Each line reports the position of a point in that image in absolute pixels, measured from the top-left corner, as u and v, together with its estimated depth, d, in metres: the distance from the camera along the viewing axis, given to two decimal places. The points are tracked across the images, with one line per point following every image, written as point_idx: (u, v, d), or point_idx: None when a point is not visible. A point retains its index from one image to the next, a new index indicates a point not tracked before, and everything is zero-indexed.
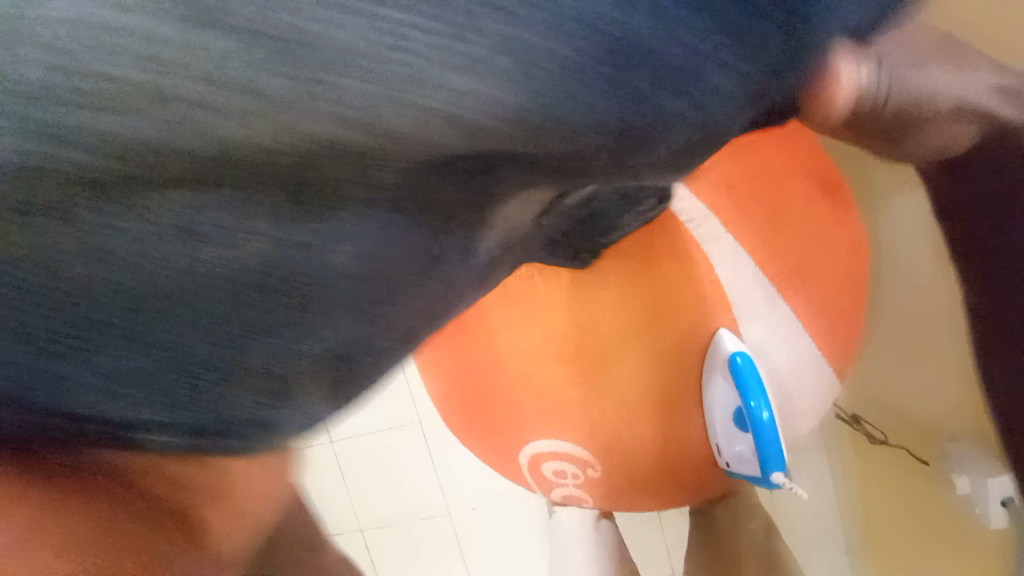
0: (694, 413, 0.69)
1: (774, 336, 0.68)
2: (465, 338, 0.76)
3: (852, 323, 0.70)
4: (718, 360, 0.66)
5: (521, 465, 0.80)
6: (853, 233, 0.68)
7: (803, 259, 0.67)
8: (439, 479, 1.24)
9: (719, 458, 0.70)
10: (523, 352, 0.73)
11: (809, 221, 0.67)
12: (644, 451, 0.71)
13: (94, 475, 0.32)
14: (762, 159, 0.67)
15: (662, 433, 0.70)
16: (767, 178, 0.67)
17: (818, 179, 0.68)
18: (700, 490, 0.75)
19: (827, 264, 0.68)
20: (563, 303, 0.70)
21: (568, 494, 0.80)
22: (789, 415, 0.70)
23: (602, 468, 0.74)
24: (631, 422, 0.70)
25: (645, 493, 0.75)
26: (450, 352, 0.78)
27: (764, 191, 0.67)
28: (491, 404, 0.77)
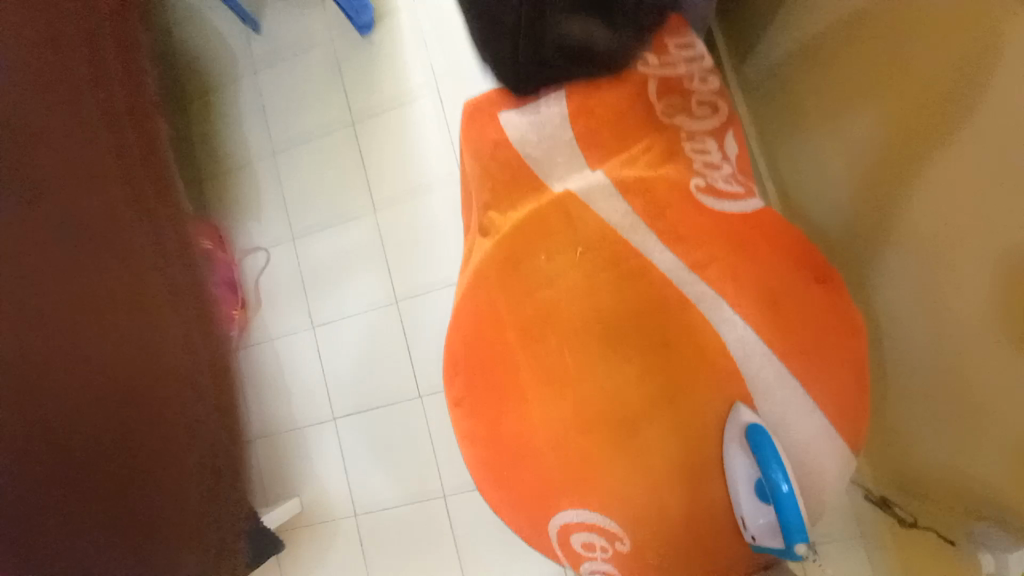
0: (713, 482, 0.73)
1: (788, 411, 0.73)
2: (500, 405, 0.85)
3: (861, 399, 0.76)
4: (734, 426, 0.72)
5: (552, 539, 0.82)
6: (847, 321, 0.77)
7: (804, 338, 0.75)
8: (460, 561, 1.22)
9: (744, 532, 0.71)
10: (552, 427, 0.80)
11: (798, 310, 0.76)
12: (670, 522, 0.74)
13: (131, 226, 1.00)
14: (752, 253, 0.79)
15: (684, 504, 0.74)
16: (756, 273, 0.78)
17: (812, 273, 0.79)
18: (731, 568, 0.75)
19: (830, 347, 0.75)
20: (589, 382, 0.79)
21: (597, 570, 0.80)
22: (808, 486, 0.73)
23: (630, 541, 0.76)
24: (655, 494, 0.74)
25: (676, 569, 0.76)
26: (488, 419, 0.86)
27: (759, 283, 0.77)
28: (523, 472, 0.82)
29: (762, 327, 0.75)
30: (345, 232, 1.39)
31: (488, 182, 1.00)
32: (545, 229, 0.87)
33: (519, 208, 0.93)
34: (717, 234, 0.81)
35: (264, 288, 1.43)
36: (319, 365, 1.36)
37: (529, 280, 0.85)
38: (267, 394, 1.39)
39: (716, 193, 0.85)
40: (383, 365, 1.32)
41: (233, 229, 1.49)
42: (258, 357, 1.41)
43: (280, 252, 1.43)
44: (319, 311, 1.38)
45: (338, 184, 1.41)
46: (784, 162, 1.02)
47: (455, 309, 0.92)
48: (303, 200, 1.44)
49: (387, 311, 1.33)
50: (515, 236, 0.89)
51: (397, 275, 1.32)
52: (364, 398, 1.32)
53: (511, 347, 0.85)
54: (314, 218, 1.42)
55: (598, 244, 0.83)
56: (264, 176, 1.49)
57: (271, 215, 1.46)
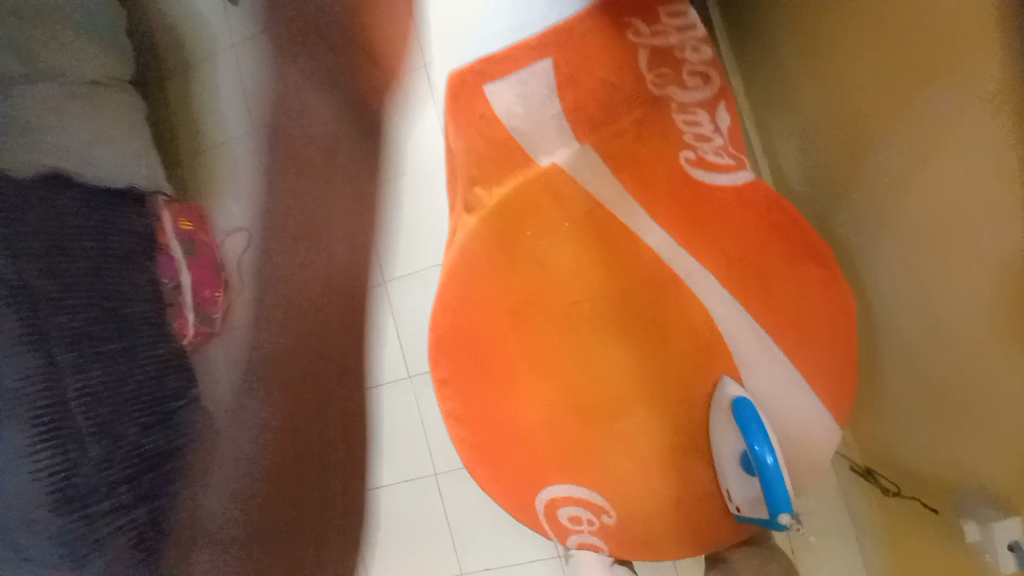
0: (699, 456, 0.73)
1: (775, 384, 0.73)
2: (488, 384, 0.84)
3: (849, 373, 0.75)
4: (720, 401, 0.72)
5: (539, 513, 0.82)
6: (836, 295, 0.76)
7: (793, 312, 0.74)
8: (452, 535, 1.23)
9: (729, 503, 0.72)
10: (540, 404, 0.79)
11: (786, 283, 0.76)
12: (654, 495, 0.75)
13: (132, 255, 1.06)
14: (741, 227, 0.78)
15: (668, 478, 0.74)
16: (745, 247, 0.77)
17: (802, 247, 0.78)
18: (715, 539, 0.76)
19: (818, 320, 0.75)
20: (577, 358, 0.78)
21: (584, 543, 0.81)
22: (794, 459, 0.73)
23: (617, 514, 0.77)
24: (640, 468, 0.75)
25: (662, 541, 0.76)
26: (475, 398, 0.85)
27: (747, 258, 0.76)
28: (511, 449, 0.82)
29: (749, 302, 0.74)
30: (333, 211, 1.38)
31: (472, 157, 0.97)
32: (532, 204, 0.85)
33: (503, 183, 0.90)
34: (706, 208, 0.79)
35: (251, 269, 1.42)
36: (308, 346, 1.37)
37: (516, 257, 0.84)
38: (253, 377, 1.38)
39: (705, 166, 0.82)
40: (374, 343, 1.34)
41: (215, 211, 1.46)
42: (246, 340, 1.40)
43: (267, 233, 1.42)
44: (307, 293, 1.38)
45: (326, 164, 1.40)
46: (765, 140, 1.04)
47: (439, 288, 0.89)
48: (289, 180, 1.43)
49: (377, 291, 1.34)
50: (499, 213, 0.87)
51: (387, 256, 1.33)
52: (355, 377, 1.34)
53: (499, 324, 0.83)
54: (302, 199, 1.41)
55: (586, 219, 0.81)
56: (247, 155, 1.46)
57: (256, 196, 1.45)
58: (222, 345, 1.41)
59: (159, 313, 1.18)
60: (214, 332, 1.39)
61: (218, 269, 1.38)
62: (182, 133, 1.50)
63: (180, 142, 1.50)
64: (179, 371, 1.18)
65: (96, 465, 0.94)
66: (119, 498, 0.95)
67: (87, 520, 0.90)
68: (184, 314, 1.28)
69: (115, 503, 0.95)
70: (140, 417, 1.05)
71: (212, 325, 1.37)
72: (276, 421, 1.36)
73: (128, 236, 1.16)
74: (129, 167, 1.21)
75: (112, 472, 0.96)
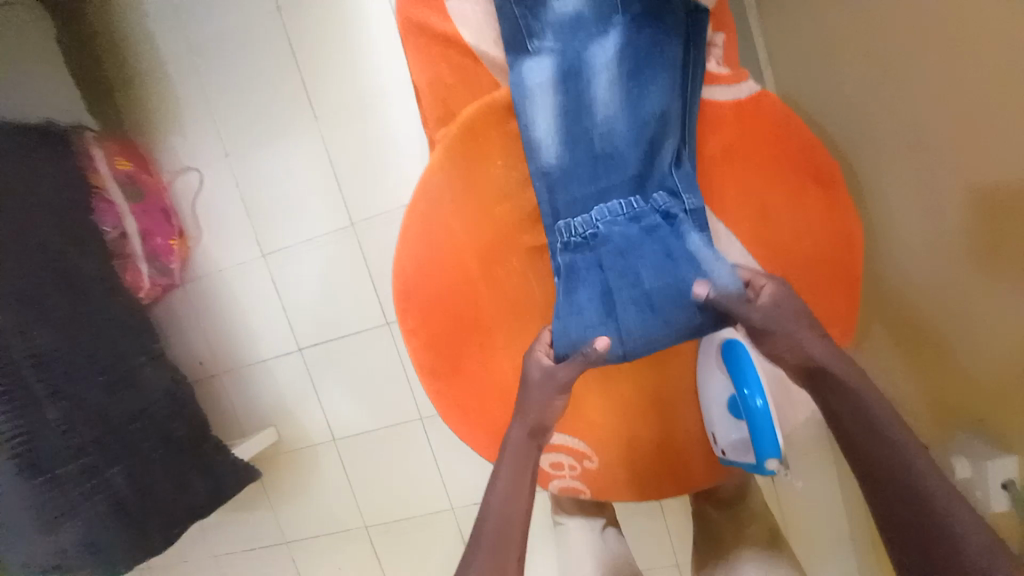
0: (683, 398, 0.73)
1: None
2: (461, 332, 0.77)
3: (851, 313, 0.68)
4: (711, 342, 0.69)
5: None
6: (847, 222, 0.68)
7: (789, 246, 0.68)
8: (439, 473, 1.24)
9: (715, 447, 0.69)
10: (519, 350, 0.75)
11: (787, 214, 0.69)
12: (637, 437, 0.73)
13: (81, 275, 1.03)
14: (743, 154, 0.70)
15: (651, 420, 0.73)
16: (747, 175, 0.70)
17: (807, 171, 0.69)
18: (700, 482, 0.73)
19: (819, 254, 0.68)
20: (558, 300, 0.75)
21: (564, 489, 0.76)
22: (783, 400, 0.70)
23: (599, 459, 0.74)
24: (622, 412, 0.73)
25: (643, 484, 0.74)
26: (446, 349, 0.77)
27: (750, 186, 0.69)
28: (490, 399, 0.76)
29: (745, 237, 0.69)
30: (285, 143, 1.21)
31: (427, 65, 0.79)
32: (506, 128, 0.74)
33: (469, 104, 0.77)
34: (703, 132, 0.71)
35: (203, 214, 1.29)
36: (275, 296, 1.27)
37: (485, 192, 0.75)
38: (223, 328, 1.32)
39: (703, 78, 0.70)
40: (344, 292, 1.23)
41: (158, 149, 1.31)
42: (211, 292, 1.31)
43: (217, 173, 1.27)
44: (267, 239, 1.25)
45: (274, 87, 1.21)
46: (773, 45, 0.91)
47: (404, 226, 0.78)
48: (233, 109, 1.24)
49: (343, 235, 1.21)
50: (466, 140, 0.75)
51: (351, 196, 1.18)
52: (326, 328, 1.25)
53: (469, 267, 0.76)
54: (251, 131, 1.24)
55: (567, 146, 0.71)
56: (184, 81, 1.27)
57: (200, 131, 1.27)
58: (184, 297, 1.32)
59: (107, 267, 1.09)
60: (174, 283, 1.30)
61: (168, 215, 1.27)
62: (109, 57, 1.31)
63: (109, 69, 1.32)
64: (137, 327, 1.10)
65: (57, 430, 0.89)
66: (86, 461, 0.92)
67: (55, 484, 0.87)
68: (138, 266, 1.21)
69: (83, 466, 0.91)
70: (100, 379, 0.99)
71: (171, 276, 1.28)
72: (252, 372, 1.31)
73: (56, 178, 1.03)
74: (38, 99, 1.07)
75: (76, 437, 0.91)
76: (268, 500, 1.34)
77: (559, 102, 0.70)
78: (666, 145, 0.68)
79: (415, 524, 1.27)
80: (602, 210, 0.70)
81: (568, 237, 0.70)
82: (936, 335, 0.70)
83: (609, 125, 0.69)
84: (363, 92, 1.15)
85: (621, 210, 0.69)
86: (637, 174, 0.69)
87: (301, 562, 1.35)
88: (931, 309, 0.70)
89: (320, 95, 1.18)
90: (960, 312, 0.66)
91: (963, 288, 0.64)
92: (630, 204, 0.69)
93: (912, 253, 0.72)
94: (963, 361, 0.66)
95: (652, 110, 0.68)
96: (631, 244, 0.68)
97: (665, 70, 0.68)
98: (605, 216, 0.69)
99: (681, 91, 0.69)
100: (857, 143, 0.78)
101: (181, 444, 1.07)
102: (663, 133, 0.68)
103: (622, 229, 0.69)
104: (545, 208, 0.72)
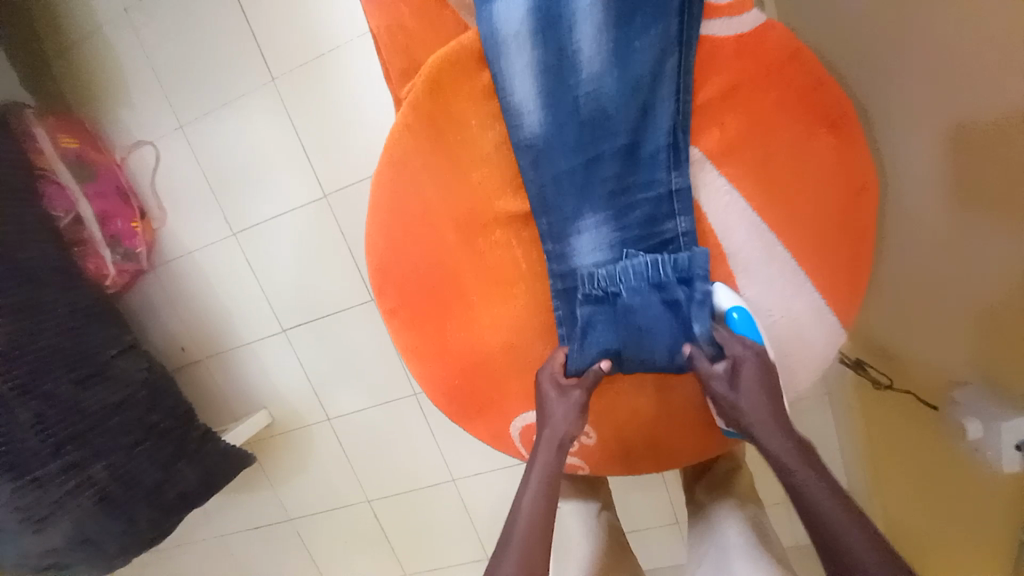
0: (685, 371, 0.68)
1: (773, 289, 0.63)
2: (444, 310, 0.71)
3: (860, 272, 0.63)
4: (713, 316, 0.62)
5: (514, 442, 0.73)
6: (860, 173, 0.61)
7: (800, 200, 0.61)
8: (436, 447, 1.23)
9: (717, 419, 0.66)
10: (505, 327, 0.70)
11: (800, 164, 0.61)
12: (635, 412, 0.70)
13: (35, 266, 0.95)
14: (748, 98, 0.61)
15: (650, 395, 0.69)
16: (756, 121, 0.61)
17: (820, 114, 0.61)
18: (698, 453, 0.71)
19: (833, 208, 0.61)
20: (544, 273, 0.68)
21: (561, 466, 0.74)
22: (792, 366, 0.65)
23: (596, 436, 0.71)
24: (619, 389, 0.69)
25: (641, 457, 0.72)
26: (429, 330, 0.72)
27: (756, 134, 0.61)
28: (478, 380, 0.72)
29: (749, 195, 0.62)
30: (243, 109, 1.11)
31: (385, 9, 0.69)
32: (476, 80, 0.65)
33: (435, 53, 0.67)
34: (705, 71, 0.62)
35: (164, 192, 1.20)
36: (251, 277, 1.20)
37: (459, 155, 0.67)
38: (200, 313, 1.26)
39: (703, 9, 0.61)
40: (323, 269, 1.16)
41: (106, 123, 1.20)
42: (182, 275, 1.24)
43: (173, 146, 1.17)
44: (236, 217, 1.17)
45: (224, 46, 1.09)
46: None
47: (373, 198, 0.71)
48: (182, 73, 1.12)
49: (316, 209, 1.13)
50: (433, 97, 0.66)
51: (320, 165, 1.09)
52: (308, 307, 1.20)
53: (446, 241, 0.69)
54: (205, 99, 1.12)
55: (547, 100, 0.63)
56: (125, 43, 1.15)
57: (149, 101, 1.16)
58: (156, 283, 1.26)
59: (63, 255, 1.01)
60: (143, 268, 1.23)
61: (126, 195, 1.18)
62: (39, 20, 1.18)
63: (41, 33, 1.19)
64: (103, 317, 1.04)
65: (32, 428, 0.85)
66: (68, 459, 0.89)
67: (38, 485, 0.85)
68: (99, 252, 1.13)
69: (64, 464, 0.88)
70: (69, 372, 0.93)
71: (137, 261, 1.21)
72: (236, 356, 1.27)
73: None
74: None
75: (53, 432, 0.87)
76: (268, 481, 1.34)
77: (536, 56, 0.62)
78: (663, 115, 0.62)
79: (415, 496, 1.27)
80: (627, 271, 0.64)
81: (584, 288, 0.65)
82: (935, 308, 0.68)
83: (595, 85, 0.62)
84: (323, 47, 1.04)
85: (643, 274, 0.63)
86: (629, 154, 0.63)
87: (307, 537, 1.36)
88: (931, 283, 0.68)
89: (276, 53, 1.06)
90: (953, 290, 0.64)
91: (961, 267, 0.62)
92: (653, 270, 0.63)
93: (917, 220, 0.68)
94: (959, 340, 0.64)
95: (644, 65, 0.60)
96: (647, 311, 0.63)
97: (660, 13, 0.59)
98: (628, 278, 0.64)
99: (680, 37, 0.60)
100: (873, 80, 0.70)
101: (167, 433, 1.03)
102: (656, 107, 0.62)
103: (611, 224, 0.65)
104: (527, 180, 0.66)
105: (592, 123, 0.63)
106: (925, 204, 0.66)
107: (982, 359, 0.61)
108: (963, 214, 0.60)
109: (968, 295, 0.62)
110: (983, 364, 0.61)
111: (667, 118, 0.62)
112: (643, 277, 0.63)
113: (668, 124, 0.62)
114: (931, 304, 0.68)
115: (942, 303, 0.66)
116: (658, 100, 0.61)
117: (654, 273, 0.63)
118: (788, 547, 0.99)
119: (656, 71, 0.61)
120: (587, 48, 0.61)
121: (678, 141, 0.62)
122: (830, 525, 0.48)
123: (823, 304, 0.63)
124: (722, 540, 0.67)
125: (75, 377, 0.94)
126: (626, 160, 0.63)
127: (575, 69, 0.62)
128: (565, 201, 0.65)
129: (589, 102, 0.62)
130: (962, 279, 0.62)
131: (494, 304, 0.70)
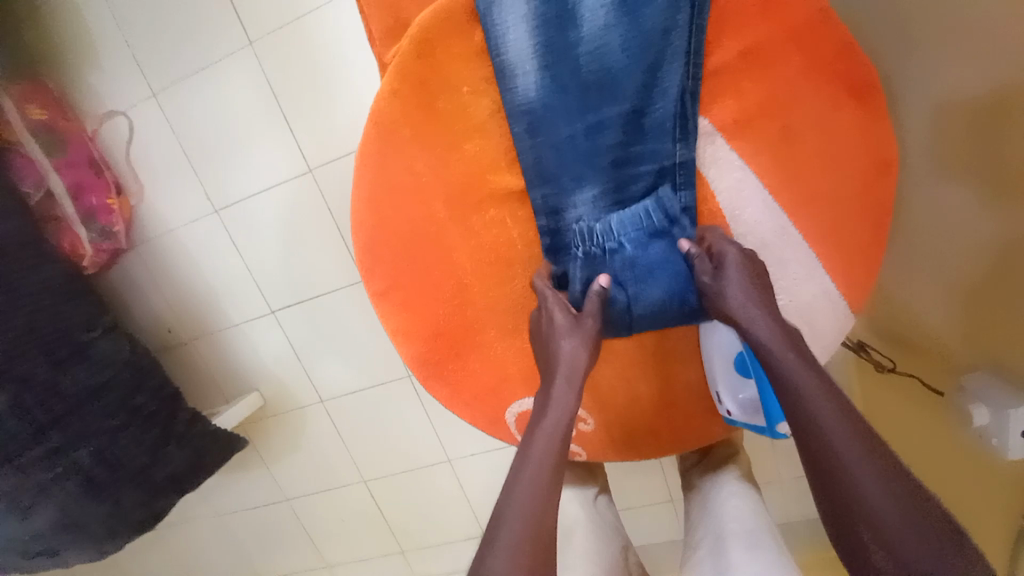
0: (688, 358, 0.66)
1: (782, 272, 0.60)
2: (436, 292, 0.68)
3: (876, 251, 0.60)
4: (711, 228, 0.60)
5: (509, 429, 0.72)
6: (882, 144, 0.57)
7: (815, 175, 0.58)
8: (432, 428, 1.22)
9: (719, 406, 0.64)
10: (502, 310, 0.67)
11: (819, 136, 0.57)
12: (636, 399, 0.68)
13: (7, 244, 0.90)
14: (765, 61, 0.57)
15: (651, 383, 0.67)
16: (771, 86, 0.57)
17: (843, 79, 0.56)
18: (698, 442, 0.70)
19: (852, 183, 0.58)
20: (542, 252, 0.65)
21: None
22: None
23: (595, 422, 0.69)
24: (621, 376, 0.67)
25: (641, 445, 0.70)
26: (420, 312, 0.69)
27: (772, 102, 0.57)
28: (473, 363, 0.69)
29: (761, 169, 0.58)
30: (221, 77, 1.04)
31: None
32: (471, 41, 0.60)
33: (425, 9, 0.61)
34: (720, 31, 0.57)
35: (142, 165, 1.13)
36: (237, 255, 1.16)
37: (452, 126, 0.63)
38: (185, 293, 1.22)
39: None
40: (313, 249, 1.12)
41: (75, 90, 1.12)
42: (164, 253, 1.19)
43: (148, 117, 1.10)
44: (218, 192, 1.12)
45: (200, 6, 1.01)
46: None
47: (359, 172, 0.66)
48: (155, 36, 1.05)
49: (302, 184, 1.07)
50: (424, 59, 0.61)
51: (306, 137, 1.04)
52: (297, 287, 1.16)
53: (438, 220, 0.65)
54: (181, 65, 1.05)
55: (548, 65, 0.58)
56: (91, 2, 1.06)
57: (119, 65, 1.08)
58: (138, 261, 1.21)
59: (37, 232, 0.97)
60: (123, 246, 1.18)
61: (100, 168, 1.12)
62: None
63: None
64: (79, 298, 1.00)
65: (10, 412, 0.82)
66: (50, 444, 0.87)
67: (19, 471, 0.83)
68: (75, 230, 1.09)
69: (47, 449, 0.86)
70: (48, 355, 0.90)
71: (115, 239, 1.16)
72: (224, 337, 1.24)
73: None
74: None
75: (34, 416, 0.85)
76: (262, 461, 1.33)
77: (534, 12, 0.57)
78: (673, 79, 0.57)
79: (412, 475, 1.27)
80: (622, 223, 0.61)
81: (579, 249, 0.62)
82: (951, 282, 0.65)
83: (598, 44, 0.57)
84: (305, 7, 0.96)
85: (638, 223, 0.61)
86: (633, 123, 0.59)
87: (303, 515, 1.36)
88: (945, 259, 0.65)
89: (255, 13, 0.99)
90: (972, 257, 0.61)
91: (982, 235, 0.59)
92: (649, 216, 0.61)
93: (937, 191, 0.65)
94: (973, 321, 0.62)
95: (652, 22, 0.56)
96: (645, 255, 0.61)
97: None
98: (624, 228, 0.61)
99: None
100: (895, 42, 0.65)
101: (153, 416, 1.01)
102: (665, 69, 0.57)
103: (613, 197, 0.61)
104: (524, 150, 0.62)
105: (593, 88, 0.58)
106: (945, 176, 0.63)
107: (994, 340, 0.60)
108: (982, 186, 0.58)
109: (985, 274, 0.60)
110: (997, 343, 0.59)
111: (677, 83, 0.57)
112: (640, 227, 0.61)
113: (677, 89, 0.57)
114: (941, 281, 0.66)
115: (952, 279, 0.64)
116: (668, 62, 0.57)
117: (652, 218, 0.61)
118: (782, 524, 1.00)
119: (666, 30, 0.56)
120: (590, 4, 0.56)
121: (687, 107, 0.58)
122: (850, 489, 0.44)
123: (835, 286, 0.60)
124: (721, 528, 0.66)
125: (56, 361, 0.91)
126: (631, 130, 0.59)
127: (576, 26, 0.57)
128: (563, 173, 0.61)
129: (592, 65, 0.57)
130: (983, 247, 0.59)
131: (492, 285, 0.66)
